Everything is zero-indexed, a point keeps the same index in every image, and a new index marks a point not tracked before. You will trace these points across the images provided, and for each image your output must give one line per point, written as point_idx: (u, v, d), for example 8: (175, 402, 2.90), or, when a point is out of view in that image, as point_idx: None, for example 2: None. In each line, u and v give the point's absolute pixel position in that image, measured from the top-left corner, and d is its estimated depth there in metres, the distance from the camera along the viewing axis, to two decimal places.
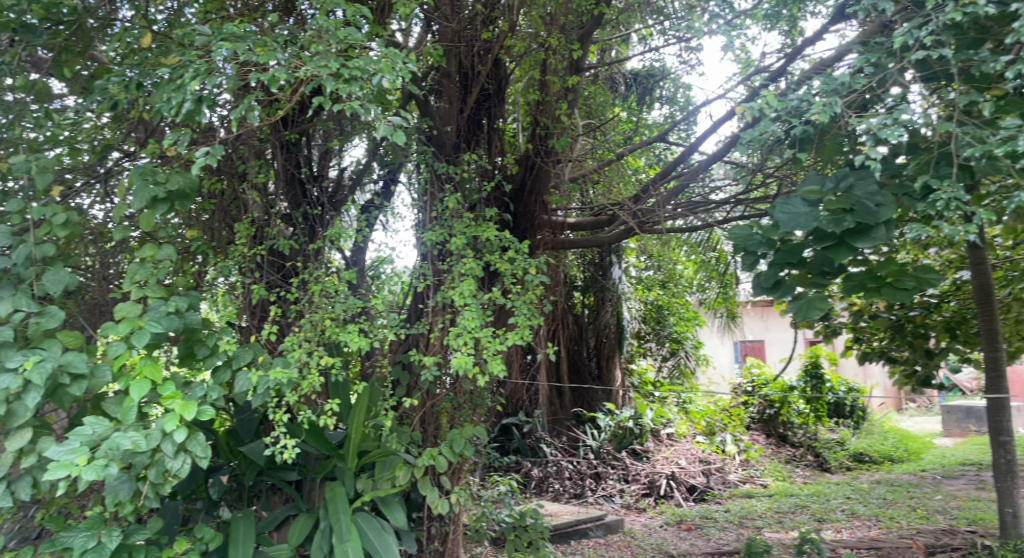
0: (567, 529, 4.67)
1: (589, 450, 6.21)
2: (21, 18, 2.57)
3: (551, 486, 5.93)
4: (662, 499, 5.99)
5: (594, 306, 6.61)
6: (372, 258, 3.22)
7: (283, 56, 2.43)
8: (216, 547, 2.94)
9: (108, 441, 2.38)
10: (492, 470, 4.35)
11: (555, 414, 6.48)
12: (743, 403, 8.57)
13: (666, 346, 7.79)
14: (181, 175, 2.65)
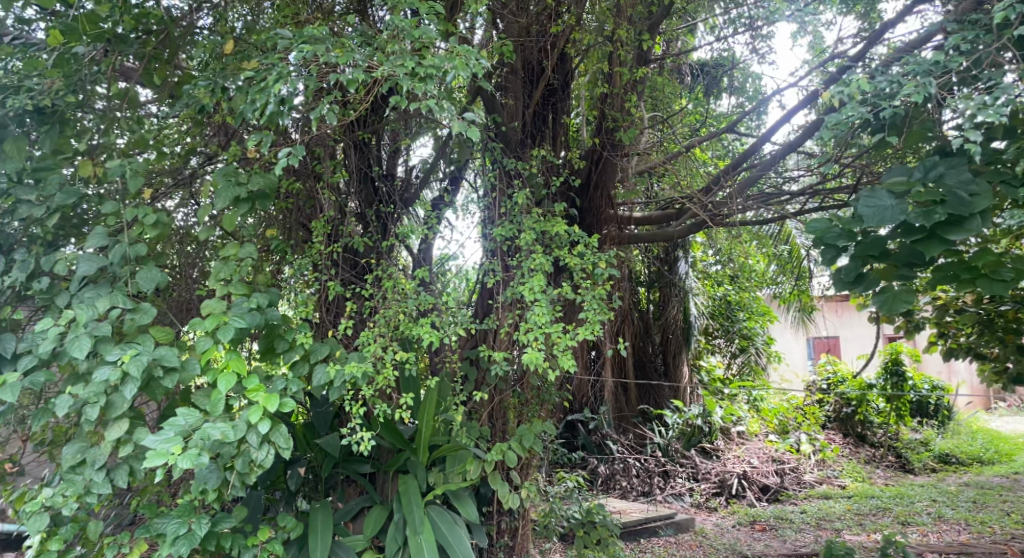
0: (636, 527, 4.64)
1: (657, 447, 6.19)
2: (116, 29, 2.72)
3: (618, 484, 5.92)
4: (733, 499, 5.87)
5: (660, 302, 6.57)
6: (437, 256, 3.29)
7: (362, 57, 2.50)
8: (296, 536, 3.04)
9: (199, 432, 2.49)
10: (559, 466, 4.35)
11: (621, 410, 6.41)
12: (817, 403, 8.51)
13: (735, 342, 7.68)
14: (262, 176, 2.75)
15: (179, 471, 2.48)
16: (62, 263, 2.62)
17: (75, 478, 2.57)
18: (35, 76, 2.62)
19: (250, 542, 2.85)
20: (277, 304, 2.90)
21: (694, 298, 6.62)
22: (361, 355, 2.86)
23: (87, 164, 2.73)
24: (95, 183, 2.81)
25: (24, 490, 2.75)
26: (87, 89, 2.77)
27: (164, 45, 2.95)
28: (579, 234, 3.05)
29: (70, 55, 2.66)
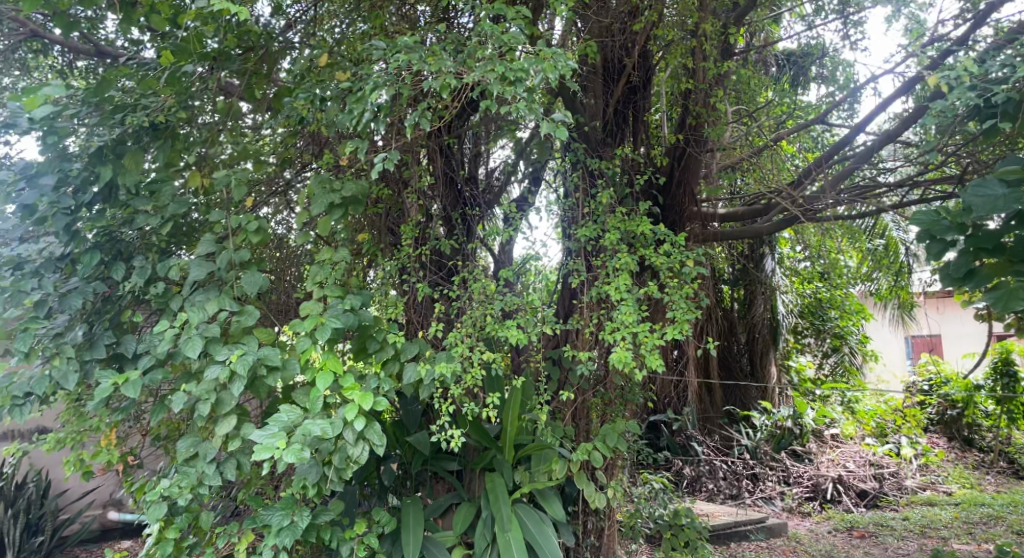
0: (725, 531, 4.56)
1: (744, 450, 6.02)
2: (221, 47, 2.90)
3: (704, 485, 5.82)
4: (828, 504, 5.63)
5: (745, 300, 6.38)
6: (521, 255, 3.31)
7: (453, 64, 2.59)
8: (389, 531, 3.14)
9: (300, 428, 2.61)
10: (644, 467, 4.30)
11: (705, 412, 6.36)
12: (919, 405, 8.18)
13: (828, 341, 7.44)
14: (354, 183, 2.87)
15: (283, 465, 2.61)
16: (175, 268, 2.80)
17: (190, 470, 2.74)
18: (150, 95, 2.82)
19: (347, 535, 2.97)
20: (369, 305, 3.00)
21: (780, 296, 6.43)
22: (449, 355, 2.93)
23: (195, 176, 2.93)
24: (202, 193, 3.00)
25: (145, 481, 2.96)
26: (195, 106, 2.97)
27: (263, 61, 3.12)
28: (665, 232, 3.02)
29: (179, 72, 2.83)
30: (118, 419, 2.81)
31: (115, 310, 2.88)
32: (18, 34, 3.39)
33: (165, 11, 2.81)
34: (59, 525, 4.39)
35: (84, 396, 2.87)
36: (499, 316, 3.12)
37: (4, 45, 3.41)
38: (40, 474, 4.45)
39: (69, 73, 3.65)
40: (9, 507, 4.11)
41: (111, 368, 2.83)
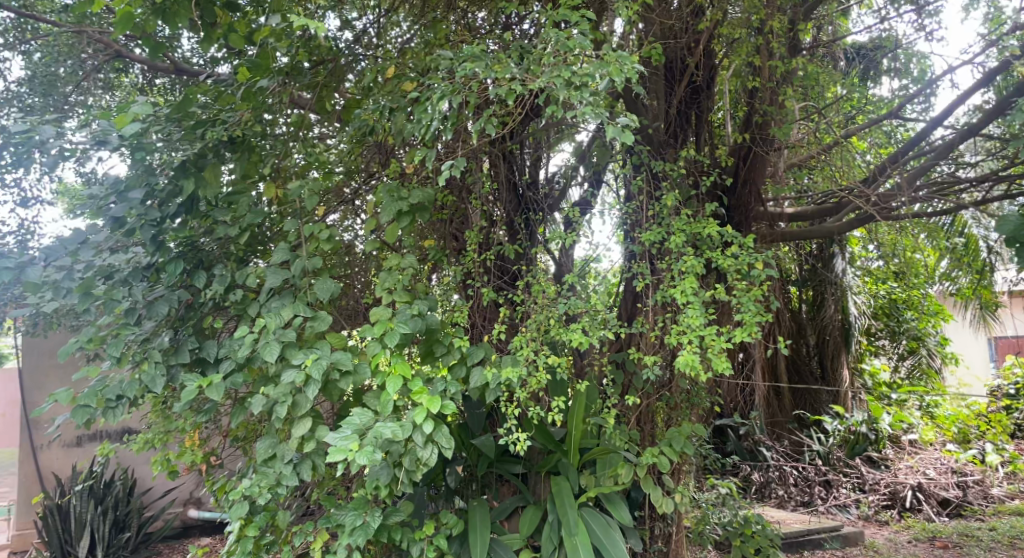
0: (798, 538, 4.49)
1: (816, 456, 5.91)
2: (291, 62, 3.01)
3: (774, 492, 5.66)
4: (908, 512, 5.44)
5: (815, 301, 6.22)
6: (581, 258, 3.33)
7: (519, 71, 2.62)
8: (457, 533, 3.19)
9: (372, 430, 2.67)
10: (710, 473, 4.23)
11: (774, 416, 6.26)
12: (1004, 410, 7.79)
13: (904, 343, 7.27)
14: (420, 190, 2.93)
15: (357, 467, 2.68)
16: (253, 276, 2.92)
17: (268, 470, 2.85)
18: (228, 110, 2.95)
19: (416, 535, 3.02)
20: (435, 310, 3.06)
21: (852, 297, 6.24)
22: (514, 359, 2.95)
23: (270, 187, 3.05)
24: (276, 203, 3.12)
25: (225, 480, 3.09)
26: (268, 119, 3.09)
27: (332, 74, 3.22)
28: (733, 234, 2.96)
29: (254, 88, 2.96)
30: (201, 421, 2.94)
31: (197, 317, 3.02)
32: (103, 54, 3.79)
33: (241, 31, 2.94)
34: (144, 522, 4.64)
35: (169, 398, 3.02)
36: (563, 319, 3.13)
37: (92, 65, 3.83)
38: (126, 473, 4.70)
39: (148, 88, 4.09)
40: (98, 504, 4.36)
41: (194, 371, 2.97)
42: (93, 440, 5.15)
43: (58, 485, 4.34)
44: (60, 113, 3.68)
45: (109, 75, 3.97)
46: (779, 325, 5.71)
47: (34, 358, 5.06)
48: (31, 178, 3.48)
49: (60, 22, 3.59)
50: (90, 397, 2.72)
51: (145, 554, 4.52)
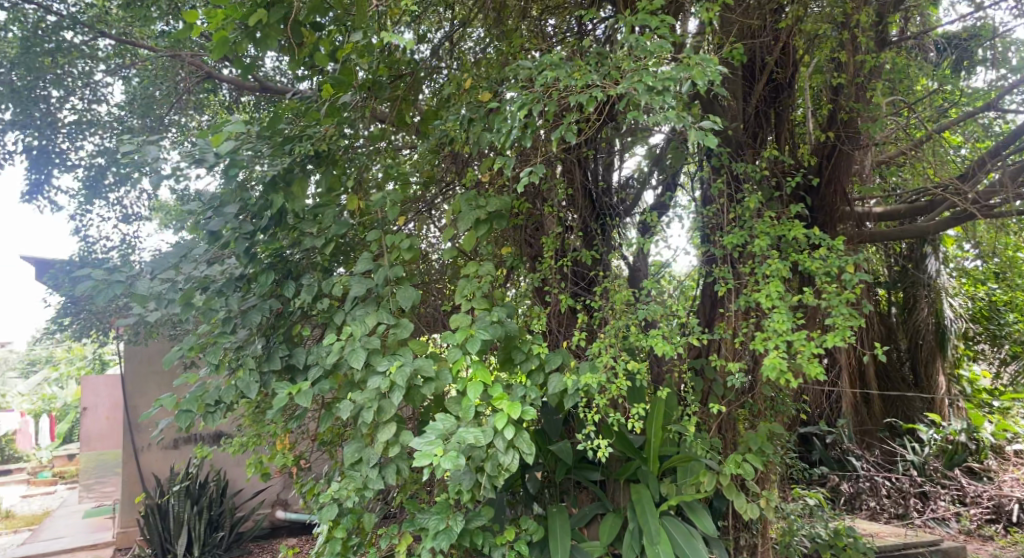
0: (894, 552, 4.34)
1: (911, 466, 5.61)
2: (371, 76, 3.11)
3: (866, 504, 5.47)
4: (1015, 527, 5.14)
5: (906, 304, 5.96)
6: (651, 263, 3.27)
7: (600, 78, 2.64)
8: (538, 539, 3.20)
9: (456, 435, 2.73)
10: (795, 483, 4.09)
11: (864, 424, 5.86)
12: None
13: (1005, 348, 6.86)
14: (498, 198, 2.98)
15: (441, 471, 2.73)
16: (338, 285, 3.03)
17: (355, 474, 2.94)
18: (314, 125, 3.07)
19: (498, 541, 3.05)
20: (513, 317, 3.09)
21: (947, 299, 5.95)
22: (593, 365, 2.95)
23: (353, 199, 3.16)
24: (359, 214, 3.23)
25: (314, 483, 3.21)
26: (352, 133, 3.20)
27: (411, 88, 3.32)
28: (819, 238, 2.87)
29: (338, 103, 3.04)
30: (292, 425, 3.07)
31: (287, 325, 3.13)
32: (194, 75, 4.15)
33: (326, 49, 3.06)
34: (235, 521, 4.85)
35: (262, 404, 3.17)
36: (642, 325, 3.10)
37: (185, 86, 4.19)
38: (219, 475, 4.92)
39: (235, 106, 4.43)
40: (194, 503, 4.58)
41: (285, 378, 3.09)
42: (189, 441, 5.45)
43: (159, 485, 4.59)
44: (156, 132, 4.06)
45: (200, 96, 4.32)
46: (869, 330, 5.48)
47: (135, 363, 5.32)
48: (131, 195, 3.90)
49: (156, 47, 4.00)
50: (192, 402, 2.88)
51: (237, 553, 4.72)
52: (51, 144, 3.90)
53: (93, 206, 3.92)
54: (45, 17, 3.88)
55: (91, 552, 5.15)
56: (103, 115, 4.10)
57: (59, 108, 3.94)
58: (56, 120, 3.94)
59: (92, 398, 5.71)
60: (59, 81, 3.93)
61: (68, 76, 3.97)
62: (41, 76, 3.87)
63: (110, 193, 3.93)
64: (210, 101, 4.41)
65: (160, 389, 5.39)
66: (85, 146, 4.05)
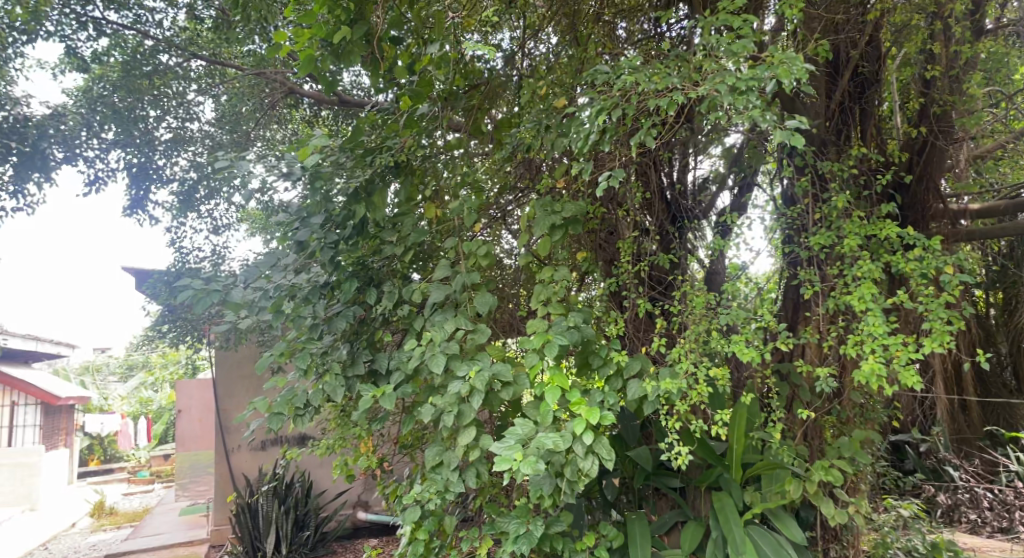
0: None
1: (1016, 477, 5.04)
2: (448, 87, 3.19)
3: (965, 516, 5.05)
4: None
5: (1008, 305, 5.65)
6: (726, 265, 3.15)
7: (680, 80, 2.60)
8: (619, 546, 3.18)
9: (535, 440, 2.72)
10: (887, 493, 3.92)
11: (960, 432, 5.41)
12: None
13: None
14: (573, 204, 2.97)
15: (521, 476, 2.73)
16: (418, 292, 3.10)
17: (437, 477, 2.98)
18: (394, 137, 3.17)
19: (578, 546, 3.03)
20: (590, 322, 3.08)
21: None
22: (673, 372, 2.90)
23: (430, 207, 3.24)
24: (436, 222, 3.30)
25: (397, 485, 3.31)
26: (429, 142, 3.27)
27: (485, 96, 3.38)
28: (914, 238, 2.73)
29: (416, 115, 3.14)
30: (375, 428, 3.17)
31: (370, 331, 3.27)
32: (278, 91, 4.77)
33: (404, 62, 3.15)
34: (320, 521, 4.99)
35: (346, 407, 3.28)
36: (723, 330, 3.04)
37: (270, 102, 4.83)
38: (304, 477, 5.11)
39: (315, 119, 5.10)
40: (282, 503, 4.77)
41: (368, 382, 3.19)
42: (275, 444, 5.67)
43: (249, 485, 4.81)
44: (242, 149, 4.75)
45: (283, 111, 4.99)
46: (967, 332, 5.16)
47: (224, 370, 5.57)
48: (221, 209, 4.76)
49: (244, 67, 4.63)
50: (283, 405, 2.99)
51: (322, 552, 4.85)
52: (149, 162, 4.57)
53: (188, 216, 4.79)
54: (142, 42, 4.47)
55: (189, 548, 5.54)
56: (195, 132, 4.75)
57: (156, 127, 4.54)
58: (153, 138, 4.55)
59: (187, 400, 6.39)
60: (156, 102, 4.54)
61: (163, 96, 4.58)
62: (140, 98, 4.48)
63: (202, 206, 4.74)
64: (293, 116, 5.07)
65: (248, 391, 5.64)
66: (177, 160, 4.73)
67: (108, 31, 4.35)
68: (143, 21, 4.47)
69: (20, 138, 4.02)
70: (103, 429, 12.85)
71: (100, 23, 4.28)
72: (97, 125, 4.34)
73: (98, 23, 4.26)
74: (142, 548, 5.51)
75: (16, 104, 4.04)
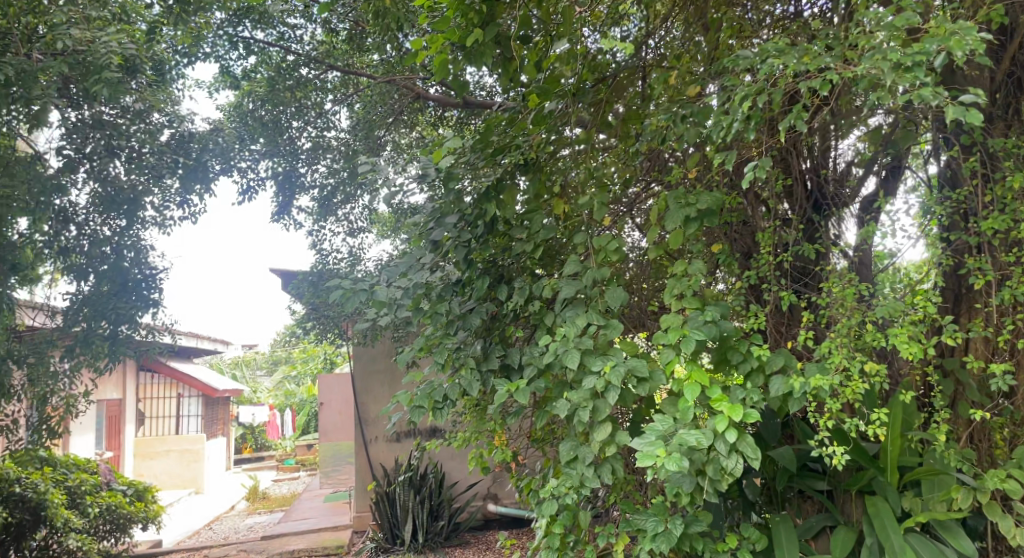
0: None
1: None
2: (576, 82, 3.17)
3: None
4: None
5: None
6: (873, 252, 3.03)
7: (833, 59, 2.43)
8: (762, 548, 3.09)
9: (676, 436, 2.57)
10: None
11: None
12: None
13: None
14: (709, 194, 2.80)
15: (661, 473, 2.60)
16: (549, 288, 3.11)
17: (571, 472, 2.96)
18: (523, 135, 3.21)
19: (719, 547, 2.94)
20: (729, 316, 2.93)
21: None
22: (823, 368, 2.73)
23: (559, 203, 3.25)
24: (564, 218, 3.30)
25: (530, 478, 3.39)
26: (557, 138, 3.27)
27: (612, 90, 3.34)
28: None
29: (544, 111, 3.12)
30: (509, 422, 3.22)
31: (502, 326, 3.35)
32: (406, 95, 5.38)
33: (532, 61, 3.16)
34: (454, 512, 5.89)
35: (481, 402, 3.38)
36: (876, 325, 2.85)
37: (398, 107, 5.56)
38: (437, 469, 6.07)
39: (441, 121, 5.68)
40: (417, 493, 5.77)
41: (502, 376, 3.25)
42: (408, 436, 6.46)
43: (386, 476, 5.88)
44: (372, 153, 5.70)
45: (411, 115, 5.66)
46: None
47: (362, 363, 6.52)
48: (354, 211, 6.14)
49: (376, 75, 5.27)
50: (423, 399, 3.09)
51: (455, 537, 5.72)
52: (294, 168, 5.88)
53: (329, 220, 6.15)
54: (286, 56, 5.54)
55: (334, 533, 6.53)
56: (332, 139, 5.89)
57: (298, 137, 5.80)
58: (296, 147, 5.83)
59: (328, 394, 7.70)
60: (299, 113, 5.74)
61: (304, 106, 5.74)
62: (285, 109, 5.69)
63: (339, 211, 6.09)
64: (418, 119, 5.70)
65: (380, 385, 6.50)
66: (316, 166, 5.98)
67: (255, 49, 5.45)
68: (285, 38, 5.51)
69: (187, 152, 5.15)
70: (254, 419, 17.73)
71: (248, 42, 5.36)
72: (249, 139, 5.64)
73: (247, 42, 5.35)
74: (295, 532, 6.66)
75: (183, 120, 5.15)
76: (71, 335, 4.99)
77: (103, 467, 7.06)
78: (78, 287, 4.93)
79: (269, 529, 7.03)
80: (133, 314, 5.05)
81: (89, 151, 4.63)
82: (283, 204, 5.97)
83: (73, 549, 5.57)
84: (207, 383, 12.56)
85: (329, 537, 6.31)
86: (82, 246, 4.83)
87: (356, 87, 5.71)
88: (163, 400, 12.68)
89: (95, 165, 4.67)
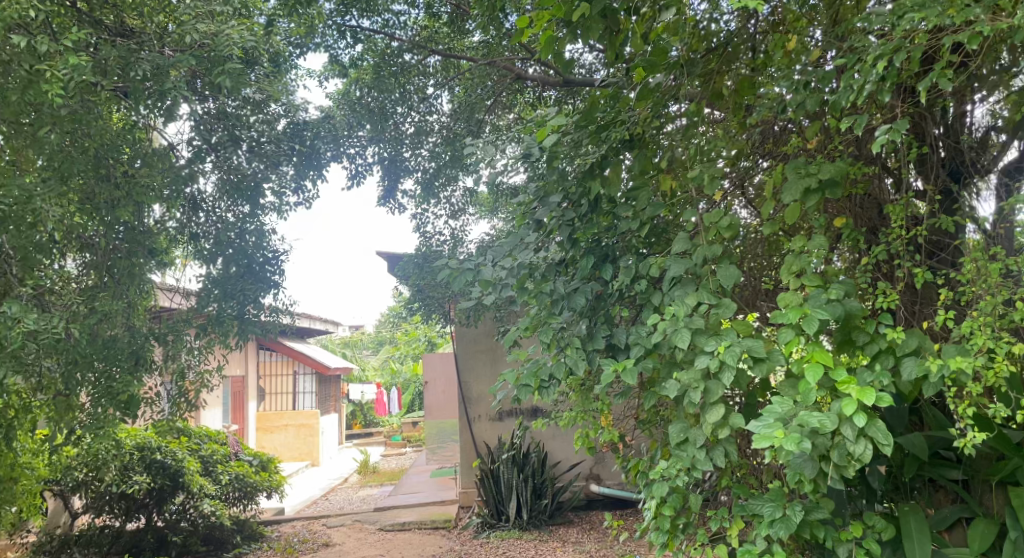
0: None
1: None
2: (685, 53, 3.01)
3: None
4: None
5: None
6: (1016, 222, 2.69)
7: (984, 8, 2.20)
8: (890, 538, 2.96)
9: (796, 418, 2.38)
10: None
11: None
12: None
13: None
14: (833, 162, 2.61)
15: (780, 457, 2.43)
16: (656, 267, 3.01)
17: (682, 454, 2.86)
18: (628, 110, 3.11)
19: (842, 536, 2.80)
20: (854, 293, 2.71)
21: None
22: (964, 349, 2.50)
23: (666, 179, 3.14)
24: (671, 195, 3.19)
25: (638, 459, 3.33)
26: (665, 113, 3.17)
27: (723, 60, 3.19)
28: None
29: (650, 84, 2.97)
30: (615, 402, 3.17)
31: (606, 307, 3.28)
32: (504, 77, 5.75)
33: (639, 33, 3.06)
34: (556, 492, 6.14)
35: (587, 382, 3.37)
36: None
37: (494, 89, 5.95)
38: (540, 449, 6.33)
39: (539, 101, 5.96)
40: (520, 471, 6.06)
41: (608, 356, 3.20)
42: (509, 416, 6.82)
43: (492, 454, 6.19)
44: (472, 132, 6.01)
45: (509, 96, 6.02)
46: None
47: (465, 342, 6.81)
48: (456, 196, 6.62)
49: (477, 57, 5.72)
50: (531, 377, 3.12)
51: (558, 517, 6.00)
52: (398, 153, 6.23)
53: (431, 203, 6.61)
54: (389, 42, 5.83)
55: (442, 508, 6.90)
56: (433, 122, 6.25)
57: (403, 122, 6.14)
58: (400, 132, 6.16)
59: (433, 372, 7.99)
60: (402, 99, 6.05)
61: (408, 91, 6.05)
62: (389, 96, 5.99)
63: (440, 194, 6.53)
64: (517, 99, 6.03)
65: (484, 361, 6.77)
66: (419, 150, 6.34)
67: (363, 37, 5.78)
68: (390, 24, 5.79)
69: (301, 139, 5.48)
70: (365, 395, 18.84)
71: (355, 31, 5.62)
72: (357, 125, 5.98)
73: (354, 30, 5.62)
74: (406, 505, 7.11)
75: (297, 110, 5.48)
76: (204, 315, 5.22)
77: (231, 438, 7.67)
78: (207, 270, 5.27)
79: (379, 500, 7.53)
80: (259, 295, 5.38)
81: (215, 142, 4.91)
82: (389, 188, 6.42)
83: (207, 513, 6.07)
84: (320, 362, 13.25)
85: (436, 510, 6.75)
86: (211, 231, 5.26)
87: (457, 71, 6.10)
88: (279, 377, 13.58)
89: (221, 155, 4.97)
